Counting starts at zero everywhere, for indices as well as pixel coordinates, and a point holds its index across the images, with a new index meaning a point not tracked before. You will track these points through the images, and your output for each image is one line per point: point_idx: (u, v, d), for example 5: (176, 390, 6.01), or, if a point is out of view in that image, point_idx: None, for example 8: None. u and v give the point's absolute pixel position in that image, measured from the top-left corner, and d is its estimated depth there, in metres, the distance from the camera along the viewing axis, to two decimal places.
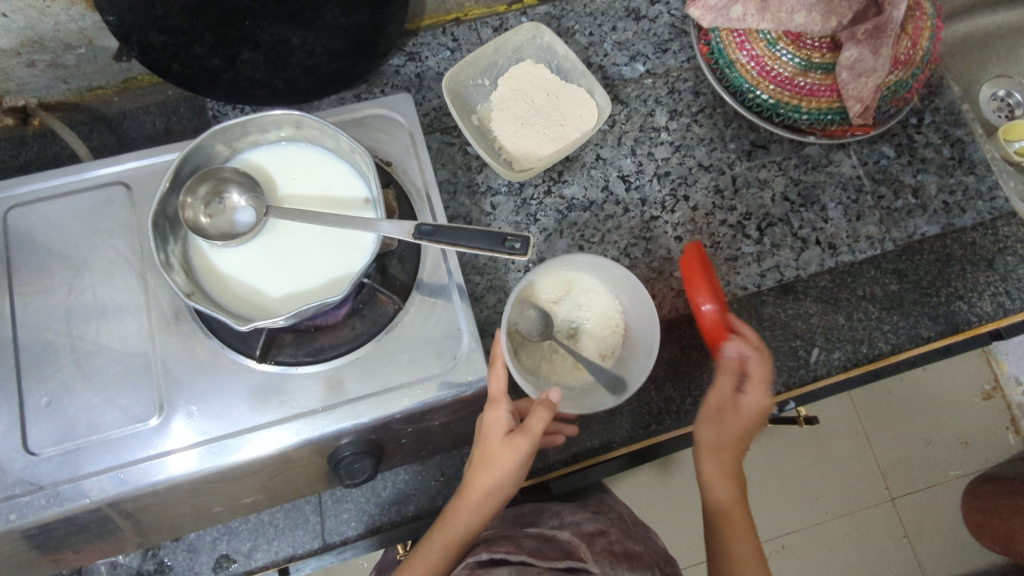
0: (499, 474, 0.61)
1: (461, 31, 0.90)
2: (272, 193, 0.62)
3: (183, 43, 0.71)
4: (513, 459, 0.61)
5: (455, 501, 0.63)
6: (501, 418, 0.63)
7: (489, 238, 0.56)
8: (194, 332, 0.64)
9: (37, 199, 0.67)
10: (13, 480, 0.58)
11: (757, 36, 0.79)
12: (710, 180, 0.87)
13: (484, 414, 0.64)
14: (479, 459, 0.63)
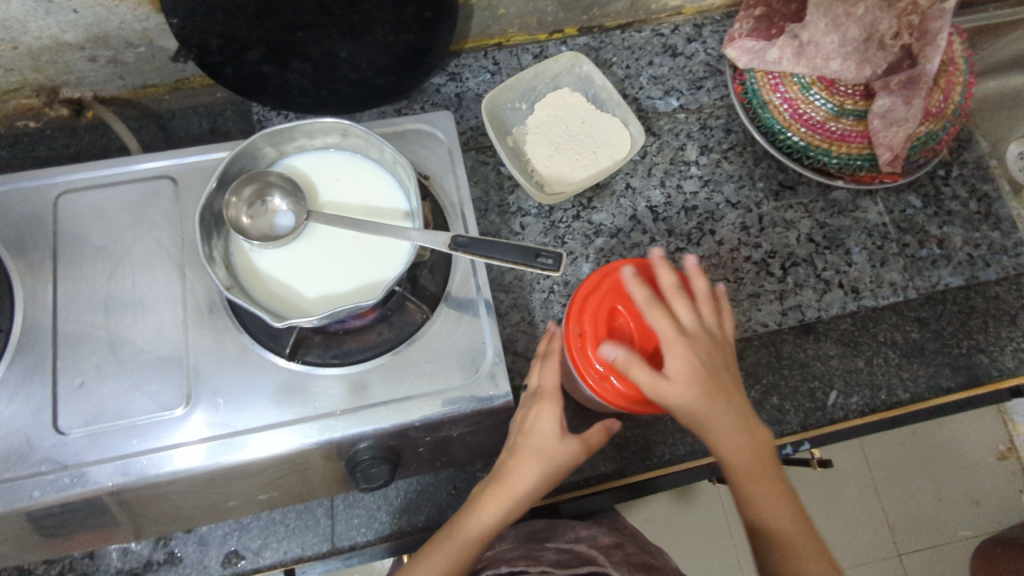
0: (550, 474, 0.62)
1: (502, 55, 0.93)
2: (312, 199, 0.64)
3: (239, 49, 0.74)
4: (565, 459, 0.63)
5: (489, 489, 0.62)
6: (554, 416, 0.64)
7: (523, 253, 0.57)
8: (227, 326, 0.65)
9: (88, 187, 0.69)
10: (39, 457, 0.60)
11: (792, 79, 0.82)
12: (737, 216, 0.88)
13: (535, 407, 0.64)
14: (529, 453, 0.62)
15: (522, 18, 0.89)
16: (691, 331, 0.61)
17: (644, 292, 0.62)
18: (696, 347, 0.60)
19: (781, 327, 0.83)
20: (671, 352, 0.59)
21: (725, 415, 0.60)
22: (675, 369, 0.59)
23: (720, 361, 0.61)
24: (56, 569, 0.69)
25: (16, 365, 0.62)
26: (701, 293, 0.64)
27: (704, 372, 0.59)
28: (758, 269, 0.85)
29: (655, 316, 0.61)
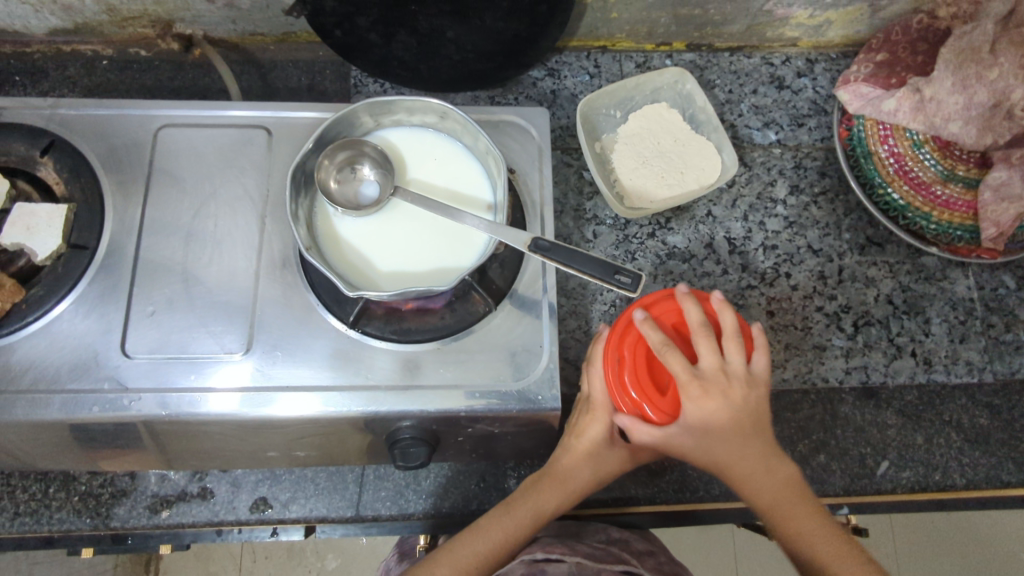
0: (601, 477, 0.68)
1: (605, 59, 0.91)
2: (400, 174, 0.64)
3: (352, 14, 0.74)
4: (612, 463, 0.68)
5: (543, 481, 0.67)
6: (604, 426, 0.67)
7: (601, 267, 0.56)
8: (296, 283, 0.66)
9: (187, 124, 0.71)
10: (104, 375, 0.62)
11: (904, 134, 0.79)
12: (816, 264, 0.85)
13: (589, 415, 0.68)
14: (579, 457, 0.67)
15: (633, 25, 0.87)
16: (709, 374, 0.57)
17: (660, 336, 0.58)
18: (712, 393, 0.57)
19: (842, 385, 0.80)
20: (689, 398, 0.57)
21: (744, 454, 0.60)
22: (691, 415, 0.57)
23: (742, 406, 0.59)
24: (99, 482, 0.71)
25: (97, 283, 0.65)
26: (730, 328, 0.59)
27: (722, 418, 0.58)
28: (829, 322, 0.82)
29: (672, 359, 0.57)
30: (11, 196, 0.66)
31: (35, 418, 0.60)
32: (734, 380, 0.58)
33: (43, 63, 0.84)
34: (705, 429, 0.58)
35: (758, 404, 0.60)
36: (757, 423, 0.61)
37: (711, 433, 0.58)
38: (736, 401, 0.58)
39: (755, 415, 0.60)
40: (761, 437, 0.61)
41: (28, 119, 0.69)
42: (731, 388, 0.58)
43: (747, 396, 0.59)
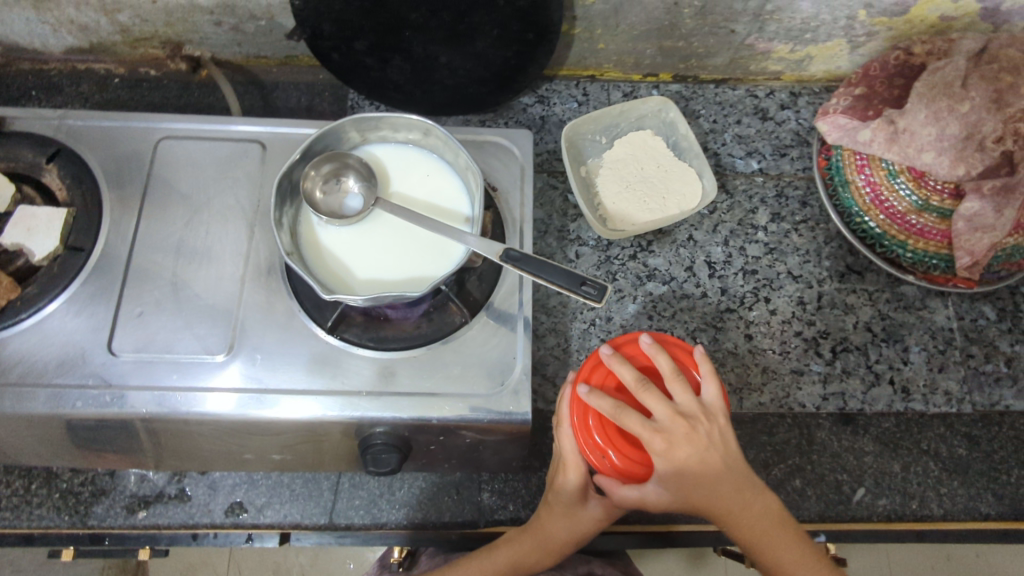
0: (580, 534, 0.67)
1: (593, 88, 0.94)
2: (383, 186, 0.67)
3: (348, 38, 0.78)
4: (591, 519, 0.67)
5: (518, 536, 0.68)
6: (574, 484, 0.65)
7: (568, 277, 0.58)
8: (280, 289, 0.68)
9: (186, 137, 0.74)
10: (89, 371, 0.64)
11: (880, 164, 0.80)
12: (795, 290, 0.86)
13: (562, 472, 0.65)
14: (567, 519, 0.66)
15: (620, 56, 0.90)
16: (672, 424, 0.58)
17: (610, 404, 0.59)
18: (677, 442, 0.58)
19: (820, 411, 0.80)
20: (656, 457, 0.58)
21: (711, 475, 0.61)
22: (666, 472, 0.58)
23: (703, 439, 0.59)
24: (80, 480, 0.72)
25: (89, 283, 0.67)
26: (666, 371, 0.60)
27: (686, 464, 0.59)
28: (806, 347, 0.83)
29: (630, 422, 0.58)
30: (15, 200, 0.70)
31: (21, 411, 0.62)
32: (697, 424, 0.59)
33: (59, 80, 0.89)
34: (676, 479, 0.59)
35: (722, 433, 0.61)
36: (729, 458, 0.61)
37: (675, 482, 0.59)
38: (697, 439, 0.59)
39: (725, 452, 0.61)
40: (713, 472, 0.61)
41: (37, 129, 0.73)
42: (697, 427, 0.59)
43: (710, 431, 0.60)
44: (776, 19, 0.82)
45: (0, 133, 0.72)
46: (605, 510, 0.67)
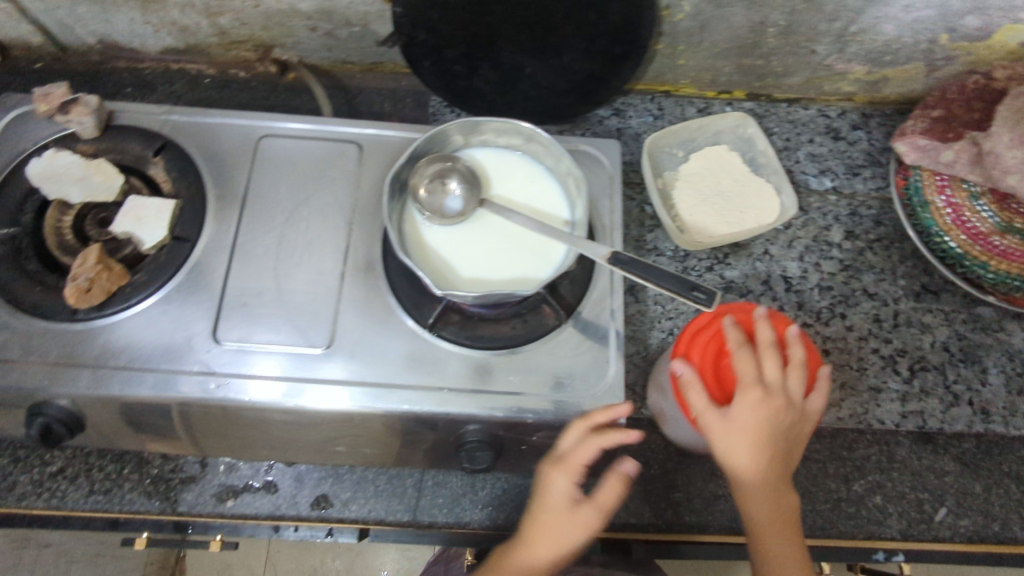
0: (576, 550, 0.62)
1: (668, 103, 0.96)
2: (485, 188, 0.68)
3: (442, 46, 0.80)
4: (580, 525, 0.62)
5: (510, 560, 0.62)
6: (564, 486, 0.62)
7: (679, 282, 0.59)
8: (379, 286, 0.70)
9: (285, 135, 0.76)
10: (195, 358, 0.66)
11: (962, 185, 0.82)
12: (871, 307, 0.86)
13: (547, 475, 0.64)
14: (576, 526, 0.62)
15: (698, 72, 0.92)
16: (777, 392, 0.58)
17: (736, 338, 0.59)
18: (768, 406, 0.58)
19: (898, 428, 0.81)
20: (744, 400, 0.58)
21: (774, 464, 0.60)
22: (737, 416, 0.58)
23: (786, 424, 0.59)
24: (170, 466, 0.75)
25: (194, 273, 0.70)
26: (797, 359, 0.60)
27: (758, 427, 0.58)
28: (884, 364, 0.83)
29: (743, 362, 0.59)
30: (123, 190, 0.73)
31: (129, 395, 0.64)
32: (791, 413, 0.59)
33: (152, 79, 0.92)
34: (740, 429, 0.58)
35: (801, 434, 0.61)
36: (787, 461, 0.61)
37: (740, 432, 0.58)
38: (783, 420, 0.59)
39: (792, 448, 0.61)
40: (772, 453, 0.59)
41: (143, 123, 0.76)
42: (790, 412, 0.59)
43: (795, 425, 0.60)
44: (858, 40, 0.84)
45: (109, 126, 0.75)
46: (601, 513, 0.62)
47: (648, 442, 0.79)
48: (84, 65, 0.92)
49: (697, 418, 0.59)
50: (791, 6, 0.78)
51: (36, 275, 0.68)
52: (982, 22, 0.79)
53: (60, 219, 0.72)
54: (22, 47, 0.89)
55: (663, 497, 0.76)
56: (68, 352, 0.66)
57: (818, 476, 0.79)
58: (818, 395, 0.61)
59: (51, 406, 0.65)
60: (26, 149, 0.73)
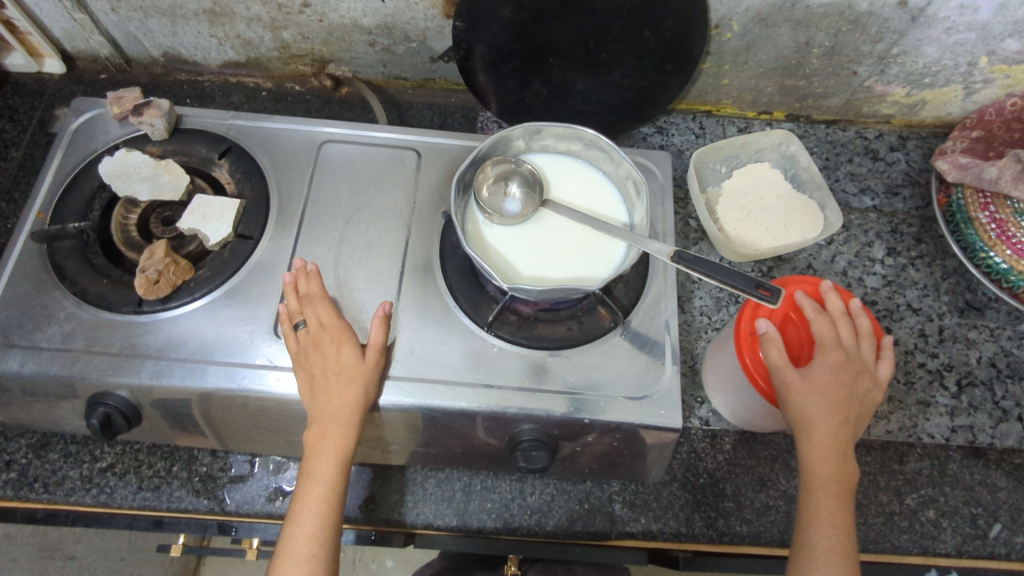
0: (363, 394, 0.63)
1: (709, 122, 0.98)
2: (545, 191, 0.69)
3: (497, 61, 0.83)
4: (352, 364, 0.63)
5: (319, 430, 0.62)
6: (339, 343, 0.64)
7: (744, 279, 0.61)
8: (437, 286, 0.71)
9: (346, 142, 0.79)
10: (256, 352, 0.67)
11: (1006, 202, 0.81)
12: (916, 322, 0.86)
13: (317, 342, 0.64)
14: (363, 368, 0.64)
15: (740, 92, 0.95)
16: (852, 353, 0.68)
17: (815, 306, 0.69)
18: (844, 366, 0.67)
19: (948, 443, 0.80)
20: (823, 358, 0.67)
21: (848, 420, 0.66)
22: (816, 372, 0.66)
23: (857, 386, 0.68)
24: (219, 465, 0.74)
25: (257, 270, 0.71)
26: (866, 329, 0.70)
27: (833, 383, 0.66)
28: (932, 379, 0.83)
29: (821, 326, 0.68)
30: (187, 191, 0.74)
31: (191, 387, 0.65)
32: (865, 377, 0.68)
33: (211, 91, 0.95)
34: (818, 385, 0.66)
35: (872, 402, 0.69)
36: (858, 423, 0.67)
37: (818, 386, 0.65)
38: (856, 380, 0.67)
39: (865, 412, 0.68)
40: (844, 412, 0.66)
41: (209, 128, 0.78)
42: (864, 374, 0.68)
43: (868, 390, 0.68)
44: (899, 62, 0.86)
45: (177, 129, 0.77)
46: (374, 352, 0.65)
47: (695, 451, 0.78)
48: (146, 77, 0.95)
49: (781, 372, 0.65)
50: (836, 27, 0.81)
51: (101, 268, 0.69)
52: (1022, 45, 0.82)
53: (126, 216, 0.73)
54: (90, 58, 0.93)
55: (716, 504, 0.76)
56: (132, 344, 0.66)
57: (870, 489, 0.77)
58: (886, 367, 0.70)
59: (112, 396, 0.65)
60: (97, 150, 0.76)
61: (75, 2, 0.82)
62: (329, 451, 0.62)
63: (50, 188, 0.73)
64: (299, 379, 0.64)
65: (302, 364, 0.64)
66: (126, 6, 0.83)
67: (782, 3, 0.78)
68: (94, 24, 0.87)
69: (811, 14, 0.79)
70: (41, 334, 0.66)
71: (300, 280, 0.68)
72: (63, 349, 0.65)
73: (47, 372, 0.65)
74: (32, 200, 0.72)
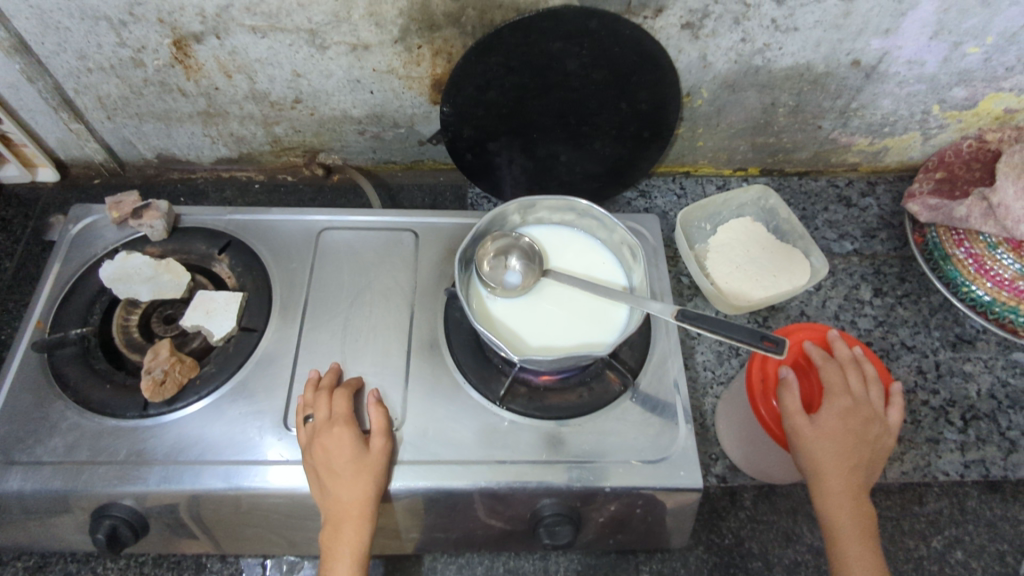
0: (373, 484, 0.62)
1: (689, 183, 1.03)
2: (544, 261, 0.71)
3: (484, 141, 0.87)
4: (357, 454, 0.63)
5: (333, 527, 0.60)
6: (343, 432, 0.63)
7: (748, 331, 0.61)
8: (444, 363, 0.71)
9: (344, 228, 0.80)
10: (267, 447, 0.65)
11: (978, 238, 0.85)
12: (912, 359, 0.88)
13: (323, 433, 0.63)
14: (371, 457, 0.63)
15: (714, 153, 0.99)
16: (862, 400, 0.71)
17: (821, 356, 0.73)
18: (854, 413, 0.70)
19: (964, 479, 0.80)
20: (830, 404, 0.70)
21: (860, 467, 0.69)
22: (823, 419, 0.69)
23: (868, 433, 0.70)
24: (231, 571, 0.72)
25: (262, 362, 0.70)
26: (872, 375, 0.73)
27: (841, 429, 0.69)
28: (937, 415, 0.84)
29: (830, 373, 0.71)
30: (189, 287, 0.74)
31: (201, 488, 0.63)
32: (875, 423, 0.71)
33: (205, 188, 0.97)
34: (826, 431, 0.68)
35: (881, 447, 0.71)
36: (868, 469, 0.69)
37: (827, 433, 0.68)
38: (865, 425, 0.70)
39: (873, 457, 0.70)
40: (854, 458, 0.69)
41: (207, 224, 0.79)
42: (873, 420, 0.71)
43: (878, 436, 0.71)
44: (860, 115, 0.92)
45: (176, 228, 0.78)
46: (379, 440, 0.64)
47: (716, 510, 0.77)
48: (140, 178, 0.97)
49: (794, 419, 0.67)
50: (798, 88, 0.87)
51: (104, 373, 0.68)
52: (969, 92, 0.88)
53: (127, 317, 0.73)
54: (83, 165, 0.95)
55: (745, 565, 0.74)
56: (138, 449, 0.64)
57: (894, 534, 0.77)
58: (894, 411, 0.73)
59: (118, 507, 0.63)
60: (97, 254, 0.76)
61: (71, 114, 0.85)
62: (345, 548, 0.60)
63: (49, 295, 0.73)
64: (307, 473, 0.63)
65: (311, 458, 0.63)
66: (121, 114, 0.86)
67: (746, 70, 0.83)
68: (90, 132, 0.89)
69: (774, 78, 0.85)
70: (42, 448, 0.64)
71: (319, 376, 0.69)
72: (65, 462, 0.64)
73: (48, 489, 0.62)
74: (31, 310, 0.72)
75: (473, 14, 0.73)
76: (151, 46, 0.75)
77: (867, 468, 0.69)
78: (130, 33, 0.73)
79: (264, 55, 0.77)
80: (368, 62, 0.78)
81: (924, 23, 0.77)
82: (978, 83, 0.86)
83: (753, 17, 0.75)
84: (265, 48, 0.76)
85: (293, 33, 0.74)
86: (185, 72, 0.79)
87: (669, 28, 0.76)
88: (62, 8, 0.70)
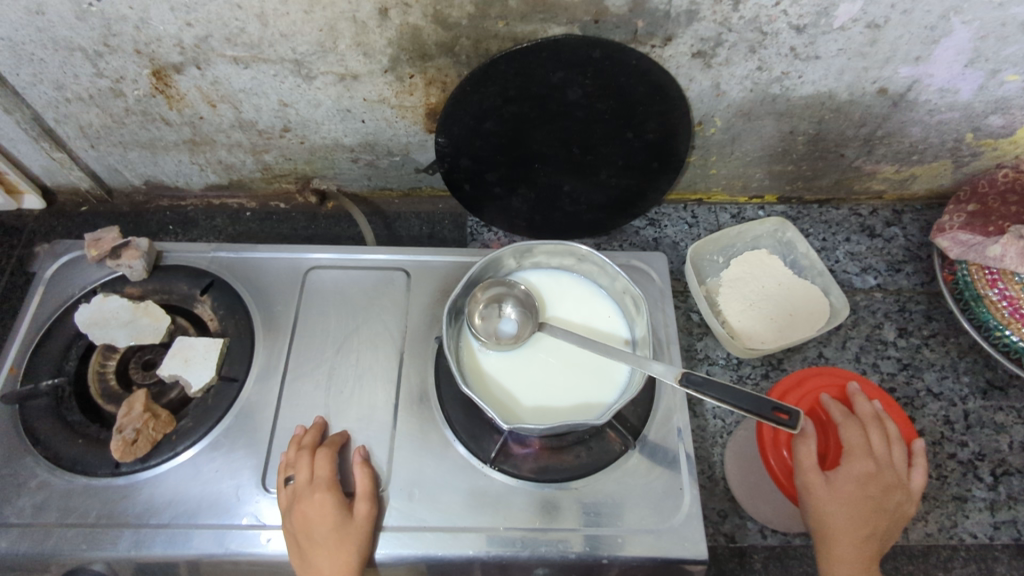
0: (355, 554, 0.58)
1: (701, 210, 0.97)
2: (540, 311, 0.67)
3: (481, 171, 0.82)
4: (339, 522, 0.59)
5: None
6: (326, 497, 0.59)
7: (758, 403, 0.57)
8: (433, 418, 0.67)
9: (333, 266, 0.76)
10: (244, 509, 0.62)
11: (1014, 278, 0.79)
12: (939, 408, 0.82)
13: (305, 499, 0.59)
14: (354, 525, 0.59)
15: (729, 180, 0.94)
16: (884, 463, 0.65)
17: (841, 412, 0.68)
18: (874, 476, 0.65)
19: (993, 541, 0.74)
20: (848, 466, 0.65)
21: (876, 536, 0.63)
22: (839, 480, 0.64)
23: (889, 499, 0.65)
24: None
25: (243, 415, 0.67)
26: (895, 435, 0.67)
27: (859, 495, 0.64)
28: (965, 470, 0.78)
29: (850, 431, 0.66)
30: (169, 331, 0.71)
31: (174, 554, 0.60)
32: (897, 489, 0.65)
33: (195, 215, 0.94)
34: (841, 495, 0.63)
35: (903, 515, 0.65)
36: (886, 538, 0.63)
37: (841, 497, 0.63)
38: (886, 492, 0.64)
39: (893, 526, 0.64)
40: (870, 526, 0.63)
41: (190, 262, 0.76)
42: (896, 486, 0.65)
43: (899, 503, 0.65)
44: (886, 143, 0.86)
45: (157, 267, 0.75)
46: (363, 505, 0.60)
47: (724, 572, 0.71)
48: (129, 206, 0.94)
49: (808, 476, 0.64)
50: (819, 116, 0.81)
51: (77, 426, 0.65)
52: (1006, 121, 0.81)
53: (103, 364, 0.69)
54: (69, 192, 0.92)
55: None
56: (109, 511, 0.61)
57: None
58: (919, 474, 0.67)
59: (86, 572, 0.60)
60: (75, 295, 0.73)
61: (53, 143, 0.82)
62: None
63: (23, 341, 0.70)
64: (286, 539, 0.59)
65: (292, 525, 0.59)
66: (104, 143, 0.83)
67: (763, 98, 0.78)
68: (74, 161, 0.86)
69: (793, 106, 0.79)
70: (10, 509, 0.61)
71: (304, 432, 0.65)
72: (33, 524, 0.61)
73: (15, 553, 0.60)
74: (4, 356, 0.69)
75: (467, 44, 0.68)
76: (130, 77, 0.71)
77: (884, 536, 0.63)
78: (106, 64, 0.70)
79: (248, 85, 0.73)
80: (358, 91, 0.74)
81: (959, 50, 0.70)
82: (1016, 111, 0.79)
83: (771, 45, 0.69)
84: (248, 79, 0.72)
85: (277, 63, 0.69)
86: (167, 102, 0.75)
87: (679, 57, 0.71)
88: (33, 40, 0.66)
